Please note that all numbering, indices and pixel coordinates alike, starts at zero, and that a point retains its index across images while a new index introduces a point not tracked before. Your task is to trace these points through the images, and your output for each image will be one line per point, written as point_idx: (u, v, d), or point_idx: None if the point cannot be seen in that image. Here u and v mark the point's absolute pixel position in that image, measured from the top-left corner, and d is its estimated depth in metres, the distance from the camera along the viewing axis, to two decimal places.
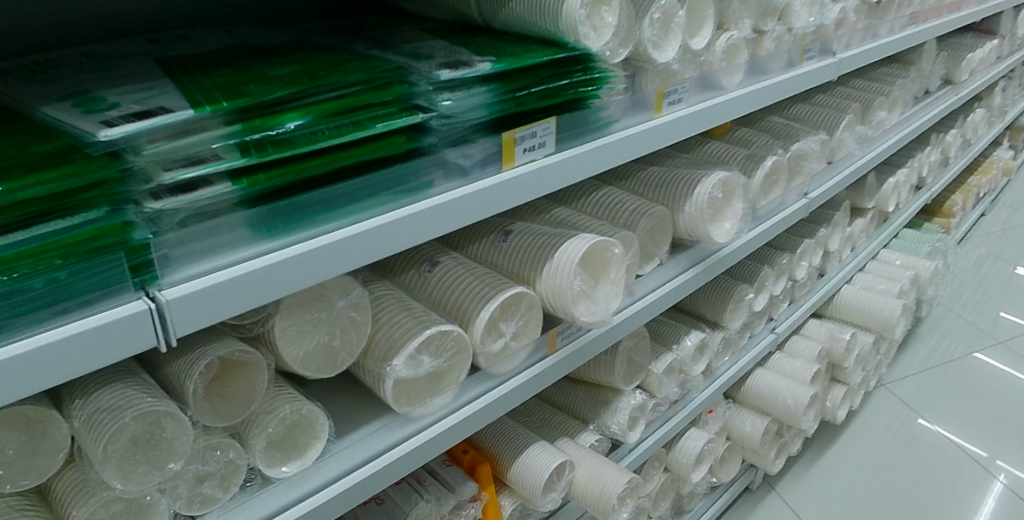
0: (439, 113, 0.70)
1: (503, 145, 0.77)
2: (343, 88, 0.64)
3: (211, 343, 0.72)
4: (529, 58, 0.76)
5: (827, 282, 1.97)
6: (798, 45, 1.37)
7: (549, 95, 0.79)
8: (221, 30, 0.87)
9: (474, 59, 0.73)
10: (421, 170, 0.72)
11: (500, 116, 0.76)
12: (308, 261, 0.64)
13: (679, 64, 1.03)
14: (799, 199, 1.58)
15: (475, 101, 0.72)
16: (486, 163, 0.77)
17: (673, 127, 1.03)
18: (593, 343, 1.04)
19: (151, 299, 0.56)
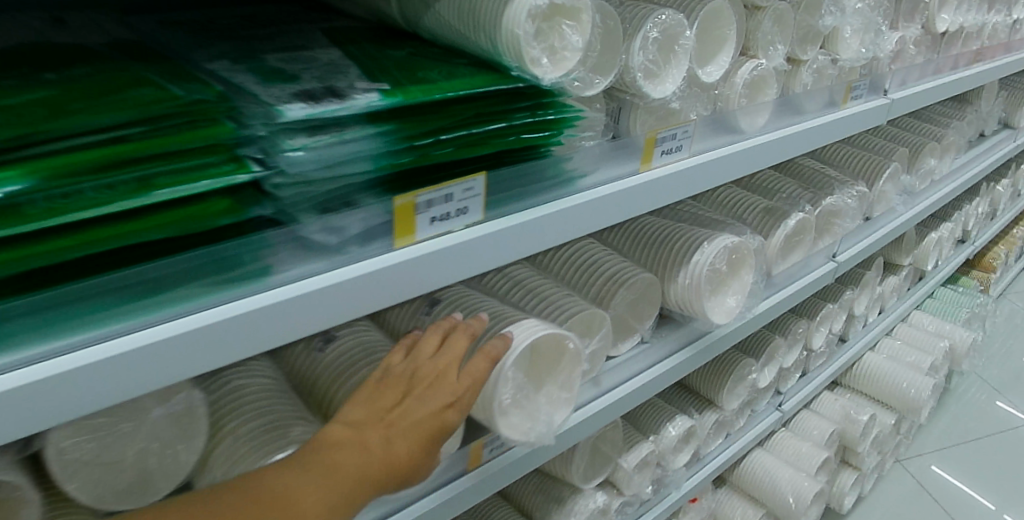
0: (286, 167, 0.46)
1: (398, 214, 0.53)
2: (111, 129, 0.42)
3: None
4: (443, 88, 0.51)
5: (848, 349, 1.72)
6: (843, 80, 1.11)
7: (477, 143, 0.55)
8: (53, 15, 0.64)
9: (355, 87, 0.49)
10: (261, 248, 0.48)
11: (396, 172, 0.52)
12: (45, 393, 0.40)
13: (682, 101, 0.78)
14: (825, 261, 1.33)
15: (348, 151, 0.48)
16: (368, 237, 0.53)
17: (665, 185, 0.78)
18: (533, 454, 0.81)
19: None
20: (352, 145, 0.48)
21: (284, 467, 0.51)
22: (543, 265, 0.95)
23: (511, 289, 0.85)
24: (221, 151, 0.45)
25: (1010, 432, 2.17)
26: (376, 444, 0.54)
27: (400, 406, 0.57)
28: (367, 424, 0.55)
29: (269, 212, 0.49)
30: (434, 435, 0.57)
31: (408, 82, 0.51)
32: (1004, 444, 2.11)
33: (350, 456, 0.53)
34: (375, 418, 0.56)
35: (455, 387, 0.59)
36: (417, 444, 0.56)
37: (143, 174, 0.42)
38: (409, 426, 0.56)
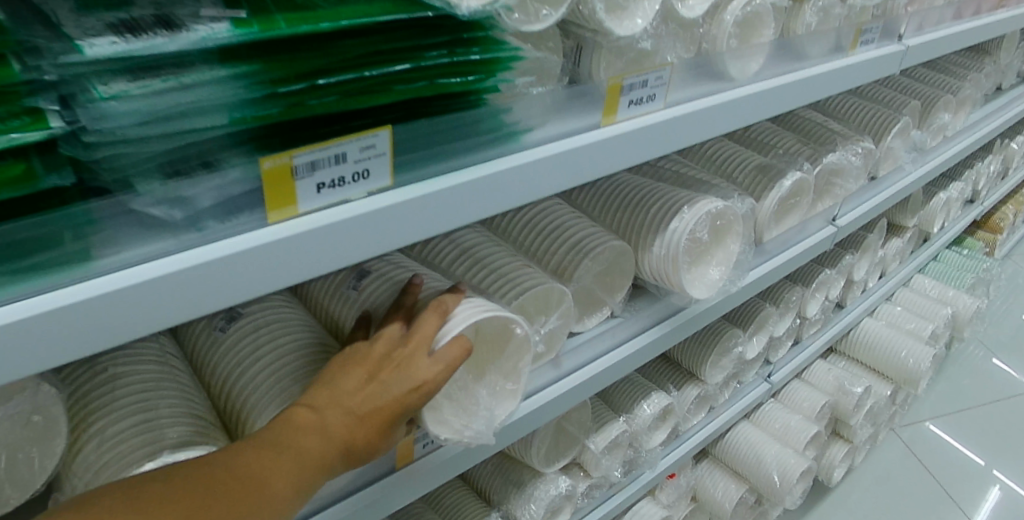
0: (92, 119, 0.35)
1: (268, 181, 0.42)
2: None
3: None
4: (322, 17, 0.40)
5: (844, 316, 1.62)
6: (852, 23, 0.98)
7: (374, 89, 0.43)
8: None
9: (198, 13, 0.38)
10: (77, 226, 0.38)
11: (264, 126, 0.41)
12: None
13: (656, 41, 0.66)
14: (824, 225, 1.21)
15: (184, 99, 0.37)
16: (230, 209, 0.42)
17: (630, 143, 0.65)
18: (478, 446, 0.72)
19: None
20: (194, 92, 0.37)
21: (247, 446, 0.45)
22: (502, 232, 0.84)
23: (457, 259, 0.74)
24: (11, 99, 0.34)
25: (1010, 400, 2.09)
26: (342, 427, 0.49)
27: (373, 386, 0.50)
28: (333, 405, 0.49)
29: (89, 177, 0.38)
30: (404, 417, 0.51)
31: (275, 8, 0.40)
32: (1004, 413, 2.04)
33: (313, 441, 0.47)
34: (344, 397, 0.50)
35: (432, 367, 0.52)
36: (384, 429, 0.50)
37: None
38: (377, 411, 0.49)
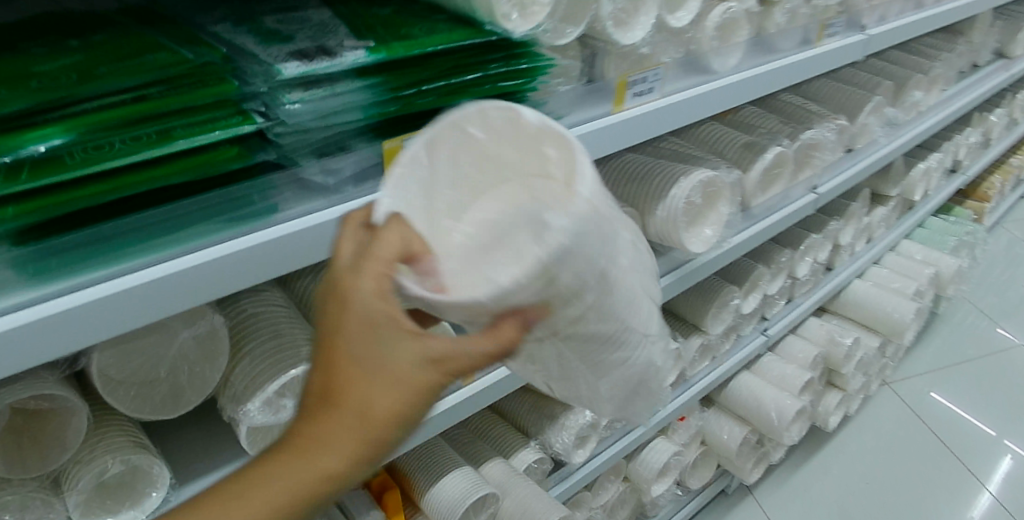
0: (283, 118, 0.54)
1: (386, 156, 0.61)
2: (134, 89, 0.49)
3: (8, 384, 0.58)
4: (424, 43, 0.58)
5: (834, 278, 1.79)
6: (816, 19, 1.18)
7: (454, 91, 0.62)
8: None
9: (346, 45, 0.56)
10: (267, 190, 0.57)
11: (383, 119, 0.60)
12: (97, 311, 0.49)
13: (651, 47, 0.85)
14: (805, 193, 1.39)
15: (337, 101, 0.56)
16: (361, 178, 0.62)
17: (634, 127, 0.84)
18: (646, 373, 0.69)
19: None
20: (345, 97, 0.56)
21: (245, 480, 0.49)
22: None
23: None
24: (230, 105, 0.53)
25: (995, 355, 2.26)
26: (314, 410, 0.47)
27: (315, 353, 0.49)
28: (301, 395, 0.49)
29: (272, 157, 0.57)
30: (362, 349, 0.47)
31: (392, 39, 0.58)
32: (989, 367, 2.21)
33: (297, 441, 0.47)
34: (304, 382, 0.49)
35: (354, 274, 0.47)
36: (348, 378, 0.47)
37: (164, 128, 0.50)
38: (332, 366, 0.47)
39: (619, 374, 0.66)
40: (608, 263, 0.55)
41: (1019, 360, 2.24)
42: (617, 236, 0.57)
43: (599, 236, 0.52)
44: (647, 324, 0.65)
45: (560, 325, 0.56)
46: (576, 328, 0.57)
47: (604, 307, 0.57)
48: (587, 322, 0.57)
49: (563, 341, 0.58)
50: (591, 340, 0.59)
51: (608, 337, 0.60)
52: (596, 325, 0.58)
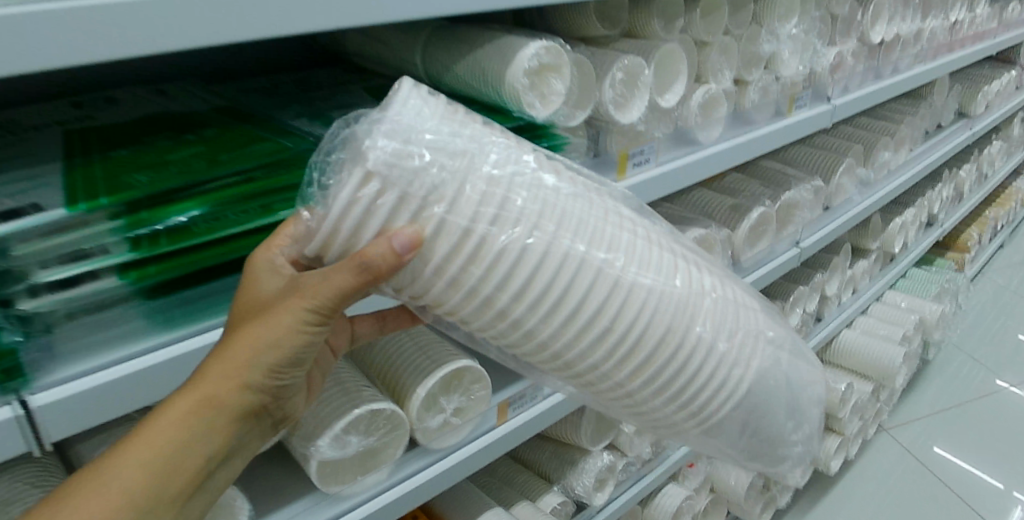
0: None
1: None
2: (245, 172, 0.61)
3: (118, 427, 0.68)
4: None
5: (824, 327, 1.90)
6: (785, 93, 1.36)
7: None
8: (157, 90, 0.83)
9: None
10: None
11: None
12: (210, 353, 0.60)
13: (647, 125, 1.02)
14: (790, 247, 1.53)
15: None
16: None
17: (638, 190, 1.00)
18: (680, 319, 0.61)
19: (22, 404, 0.51)
20: None
21: None
22: None
23: None
24: None
25: (985, 398, 2.36)
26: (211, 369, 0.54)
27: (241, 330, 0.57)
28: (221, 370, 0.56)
29: None
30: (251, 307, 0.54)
31: None
32: (980, 410, 2.30)
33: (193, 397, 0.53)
34: None
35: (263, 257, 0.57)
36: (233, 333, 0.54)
37: (266, 203, 0.62)
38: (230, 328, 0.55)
39: (668, 335, 0.60)
40: (544, 207, 0.56)
41: (1008, 401, 2.34)
42: (566, 195, 0.57)
43: (481, 173, 0.53)
44: (687, 277, 0.62)
45: (540, 290, 0.56)
46: (566, 296, 0.57)
47: (581, 261, 0.56)
48: (571, 279, 0.56)
49: (569, 317, 0.57)
50: (601, 305, 0.57)
51: (618, 300, 0.58)
52: (587, 286, 0.57)
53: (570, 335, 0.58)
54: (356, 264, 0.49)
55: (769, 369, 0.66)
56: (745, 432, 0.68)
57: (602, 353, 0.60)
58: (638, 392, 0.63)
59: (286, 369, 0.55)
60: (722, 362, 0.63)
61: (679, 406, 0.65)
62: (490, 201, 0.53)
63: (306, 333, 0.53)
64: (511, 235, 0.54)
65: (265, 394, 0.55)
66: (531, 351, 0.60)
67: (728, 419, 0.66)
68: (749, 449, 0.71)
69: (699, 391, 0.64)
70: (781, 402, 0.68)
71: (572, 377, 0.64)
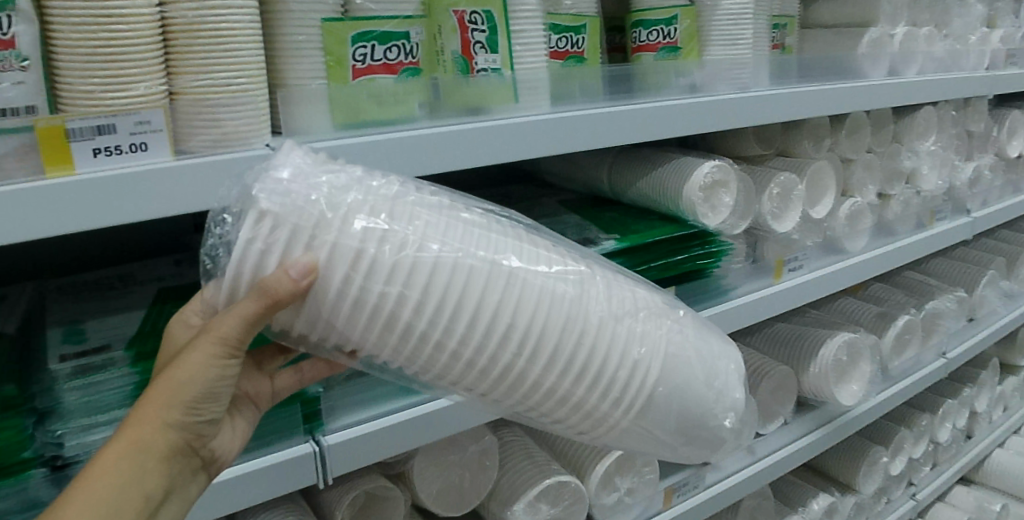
0: None
1: None
2: None
3: (358, 477, 0.82)
4: (648, 236, 0.94)
5: (975, 445, 1.81)
6: (927, 207, 1.42)
7: (667, 267, 0.97)
8: None
9: (601, 237, 0.93)
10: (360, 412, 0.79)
11: None
12: (367, 444, 0.77)
13: (799, 234, 1.12)
14: (936, 358, 1.52)
15: None
16: None
17: (795, 292, 1.12)
18: (575, 308, 0.59)
19: (316, 444, 0.75)
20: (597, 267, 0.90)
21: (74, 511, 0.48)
22: None
23: None
24: None
25: None
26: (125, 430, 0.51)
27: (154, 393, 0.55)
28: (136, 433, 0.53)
29: None
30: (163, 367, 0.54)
31: (625, 236, 0.94)
32: None
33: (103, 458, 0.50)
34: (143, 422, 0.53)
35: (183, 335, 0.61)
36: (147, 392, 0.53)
37: None
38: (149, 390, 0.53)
39: (569, 332, 0.59)
40: (428, 220, 0.57)
41: None
42: (437, 208, 0.59)
43: (367, 197, 0.56)
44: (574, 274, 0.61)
45: (435, 295, 0.56)
46: (463, 305, 0.56)
47: (470, 265, 0.56)
48: (464, 282, 0.56)
49: (473, 322, 0.57)
50: (497, 305, 0.57)
51: (513, 300, 0.57)
52: (481, 289, 0.57)
53: (476, 340, 0.57)
54: (256, 292, 0.51)
55: (680, 346, 0.63)
56: (685, 419, 0.64)
57: (508, 360, 0.59)
58: (560, 387, 0.61)
59: (208, 404, 0.54)
60: (630, 343, 0.61)
61: (604, 398, 0.62)
62: (376, 216, 0.55)
63: (227, 362, 0.53)
64: (401, 247, 0.55)
65: (190, 432, 0.54)
66: (444, 365, 0.59)
67: (654, 409, 0.63)
68: (693, 439, 0.66)
69: (618, 379, 0.61)
70: (709, 387, 0.64)
71: (492, 388, 0.61)
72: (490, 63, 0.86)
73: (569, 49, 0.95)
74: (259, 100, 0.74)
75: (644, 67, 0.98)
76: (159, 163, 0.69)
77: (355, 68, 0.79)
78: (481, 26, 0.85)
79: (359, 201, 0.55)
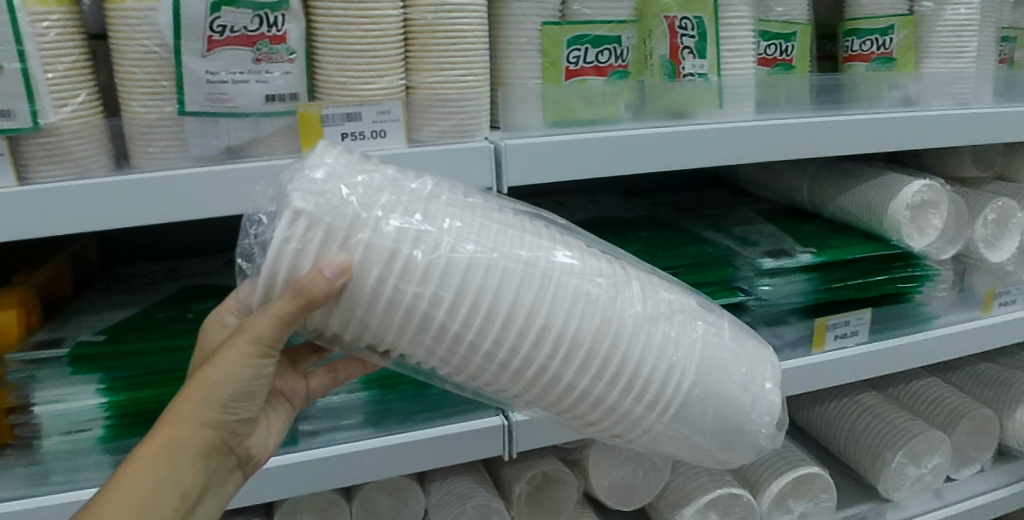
0: (757, 294, 0.92)
1: (816, 329, 0.95)
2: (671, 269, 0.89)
3: (537, 458, 0.88)
4: (848, 252, 0.93)
5: None
6: None
7: (866, 287, 0.95)
8: (590, 199, 1.17)
9: (797, 249, 0.94)
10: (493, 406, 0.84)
11: (817, 302, 0.95)
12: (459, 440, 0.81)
13: (1015, 265, 1.03)
14: None
15: (792, 287, 0.93)
16: (798, 342, 0.96)
17: (1002, 330, 1.04)
18: (607, 312, 0.57)
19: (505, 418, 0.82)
20: (791, 282, 0.92)
21: None
22: (891, 392, 1.18)
23: (861, 413, 1.12)
24: (724, 286, 0.91)
25: None
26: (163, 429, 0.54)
27: None
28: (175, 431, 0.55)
29: (746, 319, 0.96)
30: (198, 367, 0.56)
31: (823, 250, 0.94)
32: None
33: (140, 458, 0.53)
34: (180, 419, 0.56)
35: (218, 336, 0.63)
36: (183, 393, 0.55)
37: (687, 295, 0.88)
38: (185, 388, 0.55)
39: (602, 335, 0.56)
40: (462, 221, 0.55)
41: None
42: (469, 207, 0.57)
43: (401, 197, 0.54)
44: (609, 281, 0.58)
45: (470, 295, 0.54)
46: (496, 307, 0.54)
47: (504, 266, 0.54)
48: (498, 285, 0.54)
49: (505, 324, 0.55)
50: (532, 307, 0.55)
51: (549, 302, 0.55)
52: (515, 291, 0.54)
53: (511, 342, 0.55)
54: (290, 293, 0.50)
55: (714, 353, 0.60)
56: (724, 423, 0.61)
57: (538, 366, 0.57)
58: (595, 391, 0.58)
59: (242, 403, 0.56)
60: (665, 350, 0.58)
61: (636, 401, 0.59)
62: (411, 217, 0.53)
63: (262, 362, 0.54)
64: (437, 248, 0.53)
65: (224, 430, 0.56)
66: (473, 368, 0.57)
67: (691, 415, 0.60)
68: (729, 443, 0.63)
69: (651, 385, 0.59)
70: (746, 391, 0.61)
71: (522, 391, 0.59)
72: (698, 68, 0.86)
73: (779, 56, 0.94)
74: (482, 97, 0.79)
75: (856, 77, 0.93)
76: (396, 150, 0.75)
77: (568, 69, 0.82)
78: (691, 32, 0.85)
79: (393, 201, 0.53)
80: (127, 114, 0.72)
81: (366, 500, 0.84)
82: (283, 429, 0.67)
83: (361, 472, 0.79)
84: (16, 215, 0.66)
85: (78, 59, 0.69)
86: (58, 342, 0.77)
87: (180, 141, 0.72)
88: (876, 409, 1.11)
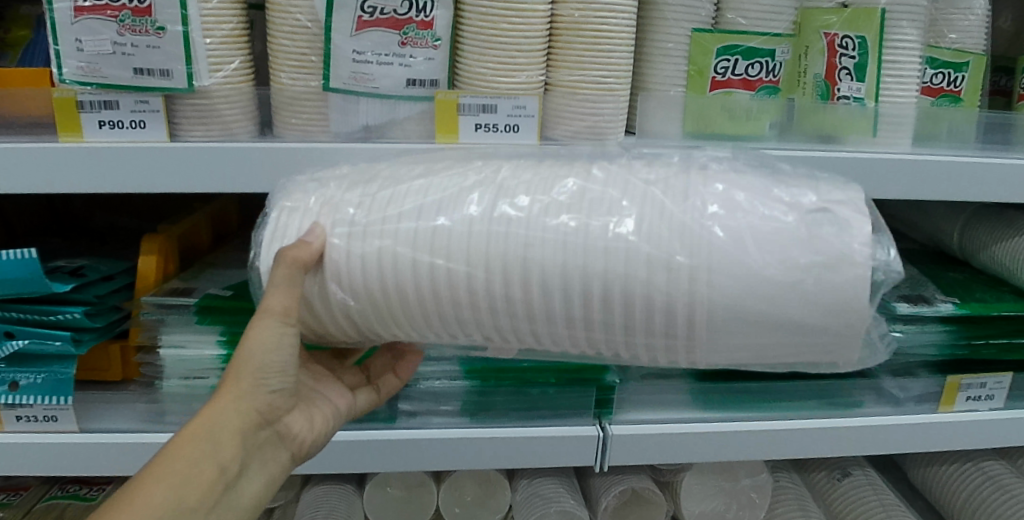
0: None
1: (946, 387, 0.88)
2: None
3: (629, 475, 0.91)
4: (996, 307, 0.85)
5: None
6: None
7: (1009, 348, 0.87)
8: None
9: (938, 297, 0.86)
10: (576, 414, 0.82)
11: (951, 357, 0.88)
12: (546, 444, 0.80)
13: None
14: None
15: (926, 337, 0.85)
16: (922, 398, 0.89)
17: None
18: (559, 184, 0.55)
19: (603, 429, 0.81)
20: (927, 332, 0.85)
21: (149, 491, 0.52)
22: (1020, 464, 1.08)
23: (983, 484, 1.03)
24: None
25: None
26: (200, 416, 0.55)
27: None
28: None
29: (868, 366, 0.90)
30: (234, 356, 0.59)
31: (965, 302, 0.85)
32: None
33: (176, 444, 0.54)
34: None
35: None
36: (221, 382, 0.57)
37: None
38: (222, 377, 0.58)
39: (569, 207, 0.54)
40: (410, 166, 0.60)
41: None
42: (419, 158, 0.62)
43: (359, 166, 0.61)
44: (550, 168, 0.58)
45: (427, 211, 0.55)
46: (450, 210, 0.55)
47: (444, 177, 0.57)
48: (444, 189, 0.56)
49: (462, 228, 0.54)
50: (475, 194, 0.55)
51: (490, 189, 0.56)
52: (462, 191, 0.56)
53: (479, 248, 0.53)
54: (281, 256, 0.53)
55: (699, 184, 0.54)
56: (782, 253, 0.51)
57: (552, 282, 0.53)
58: (599, 260, 0.52)
59: (272, 376, 0.57)
60: (638, 196, 0.54)
61: (655, 271, 0.52)
62: (364, 173, 0.60)
63: (286, 331, 0.55)
64: (389, 183, 0.57)
65: (259, 409, 0.57)
66: (489, 307, 0.55)
67: (736, 257, 0.51)
68: (815, 273, 0.51)
69: (650, 248, 0.52)
70: (759, 207, 0.53)
71: (539, 307, 0.54)
72: (854, 91, 0.79)
73: (945, 87, 0.86)
74: (622, 100, 0.76)
75: None
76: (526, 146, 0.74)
77: (714, 79, 0.78)
78: (852, 52, 0.79)
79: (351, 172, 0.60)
80: (276, 85, 0.74)
81: (457, 486, 0.90)
82: (325, 423, 0.68)
83: (460, 461, 0.80)
84: (163, 173, 0.67)
85: (236, 27, 0.69)
86: (190, 291, 0.80)
87: (322, 116, 0.73)
88: (1003, 482, 1.02)
